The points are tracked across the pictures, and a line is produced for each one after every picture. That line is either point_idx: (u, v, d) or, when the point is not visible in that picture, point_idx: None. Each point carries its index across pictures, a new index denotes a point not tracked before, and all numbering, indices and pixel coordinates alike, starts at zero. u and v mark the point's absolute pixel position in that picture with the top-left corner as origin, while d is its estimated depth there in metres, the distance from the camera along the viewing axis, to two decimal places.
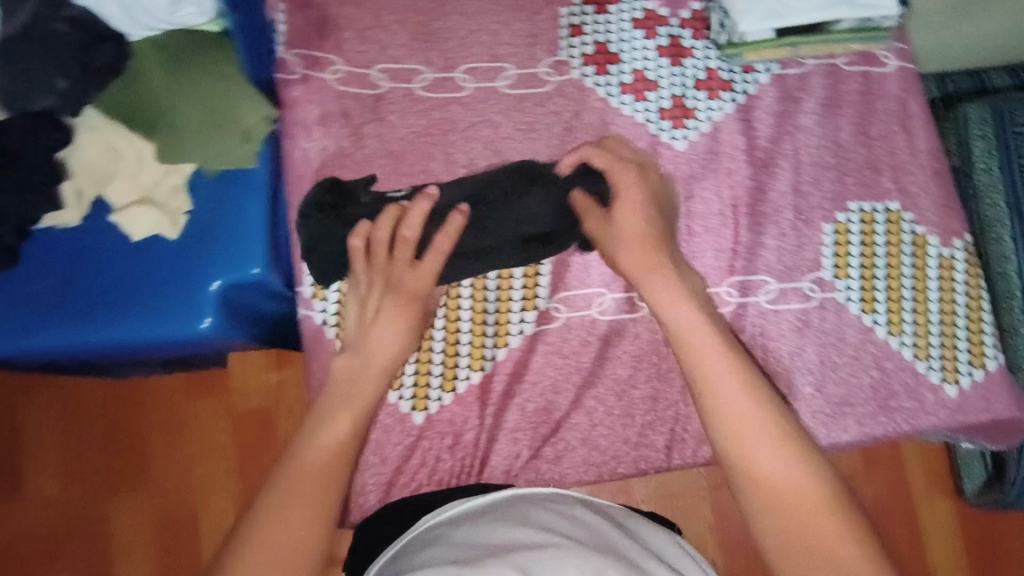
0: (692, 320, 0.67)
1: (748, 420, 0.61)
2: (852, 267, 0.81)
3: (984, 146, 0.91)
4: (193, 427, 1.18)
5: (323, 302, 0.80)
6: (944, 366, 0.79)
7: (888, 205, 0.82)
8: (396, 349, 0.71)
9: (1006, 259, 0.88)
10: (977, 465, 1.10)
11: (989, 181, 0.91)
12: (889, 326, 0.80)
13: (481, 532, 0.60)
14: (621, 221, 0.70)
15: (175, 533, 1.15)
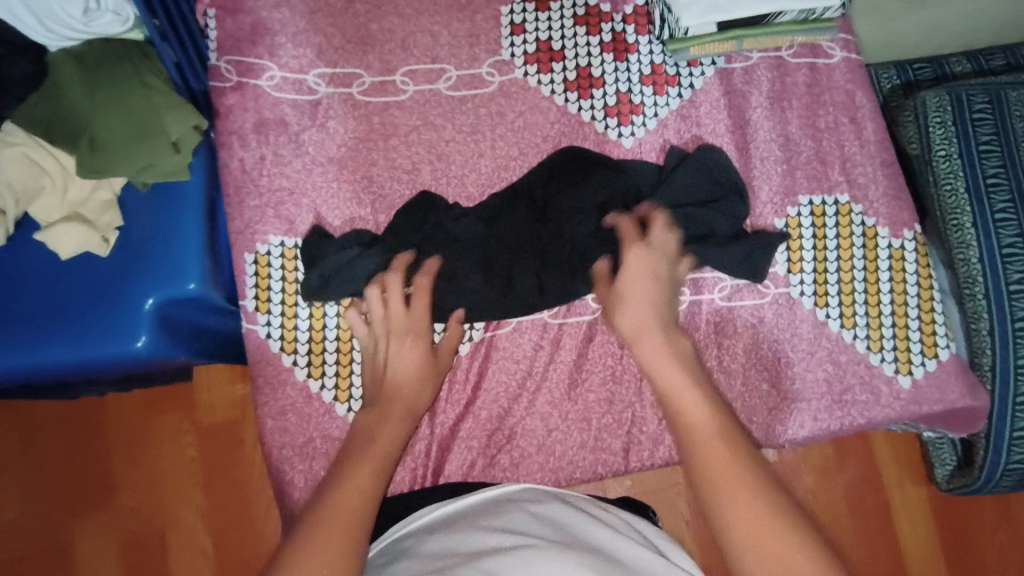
0: (676, 374, 0.63)
1: (732, 469, 0.55)
2: (805, 261, 0.81)
3: (943, 132, 0.91)
4: (153, 445, 1.14)
5: (266, 315, 0.78)
6: (897, 358, 0.79)
7: (837, 198, 0.82)
8: (411, 388, 0.70)
9: (967, 245, 0.87)
10: (944, 450, 1.10)
11: (949, 166, 0.90)
12: (842, 319, 0.79)
13: (449, 538, 0.57)
14: (626, 285, 0.70)
15: (142, 554, 1.11)
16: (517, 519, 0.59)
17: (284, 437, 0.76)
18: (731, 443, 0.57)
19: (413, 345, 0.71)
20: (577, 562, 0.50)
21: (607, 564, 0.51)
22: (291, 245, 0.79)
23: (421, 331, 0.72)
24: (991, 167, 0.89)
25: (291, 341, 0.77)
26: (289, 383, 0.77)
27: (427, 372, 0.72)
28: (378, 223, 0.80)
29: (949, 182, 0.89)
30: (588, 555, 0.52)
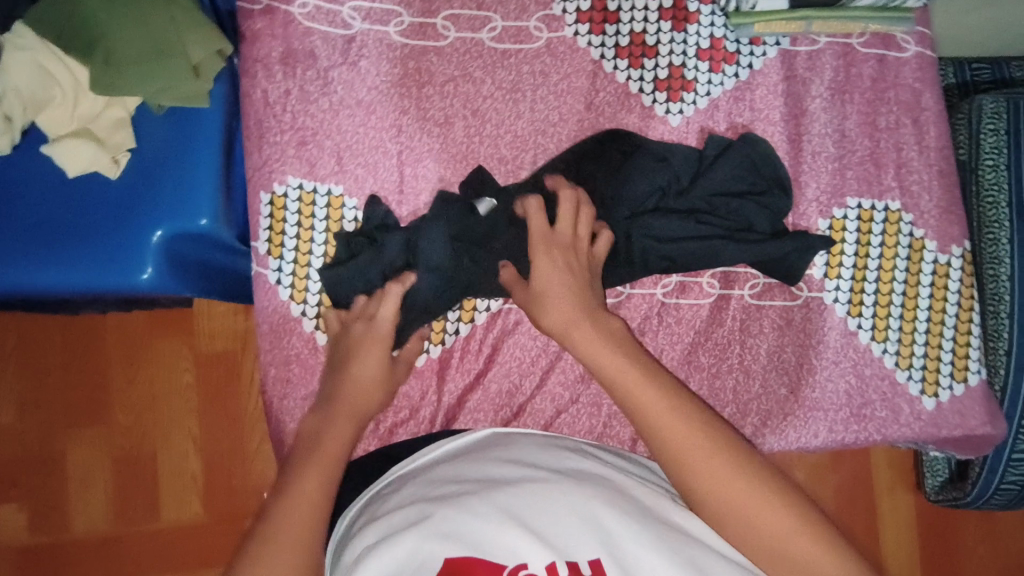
0: (614, 363, 0.60)
1: (682, 431, 0.54)
2: (844, 267, 0.77)
3: (993, 141, 0.88)
4: (151, 368, 1.13)
5: (278, 260, 0.74)
6: (925, 378, 0.76)
7: (888, 204, 0.77)
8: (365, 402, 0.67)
9: (998, 261, 0.87)
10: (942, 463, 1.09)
11: (995, 178, 0.88)
12: (873, 331, 0.76)
13: (456, 467, 0.56)
14: (539, 283, 0.65)
15: (133, 472, 1.12)
16: (526, 448, 0.58)
17: (286, 387, 0.74)
18: (699, 431, 0.54)
19: (369, 349, 0.68)
20: (600, 497, 0.49)
21: (631, 501, 0.50)
22: (310, 190, 0.75)
23: (381, 338, 0.68)
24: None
25: (302, 289, 0.75)
26: (296, 333, 0.74)
27: (379, 377, 0.68)
28: (402, 176, 0.76)
29: (992, 195, 0.87)
30: (611, 491, 0.51)
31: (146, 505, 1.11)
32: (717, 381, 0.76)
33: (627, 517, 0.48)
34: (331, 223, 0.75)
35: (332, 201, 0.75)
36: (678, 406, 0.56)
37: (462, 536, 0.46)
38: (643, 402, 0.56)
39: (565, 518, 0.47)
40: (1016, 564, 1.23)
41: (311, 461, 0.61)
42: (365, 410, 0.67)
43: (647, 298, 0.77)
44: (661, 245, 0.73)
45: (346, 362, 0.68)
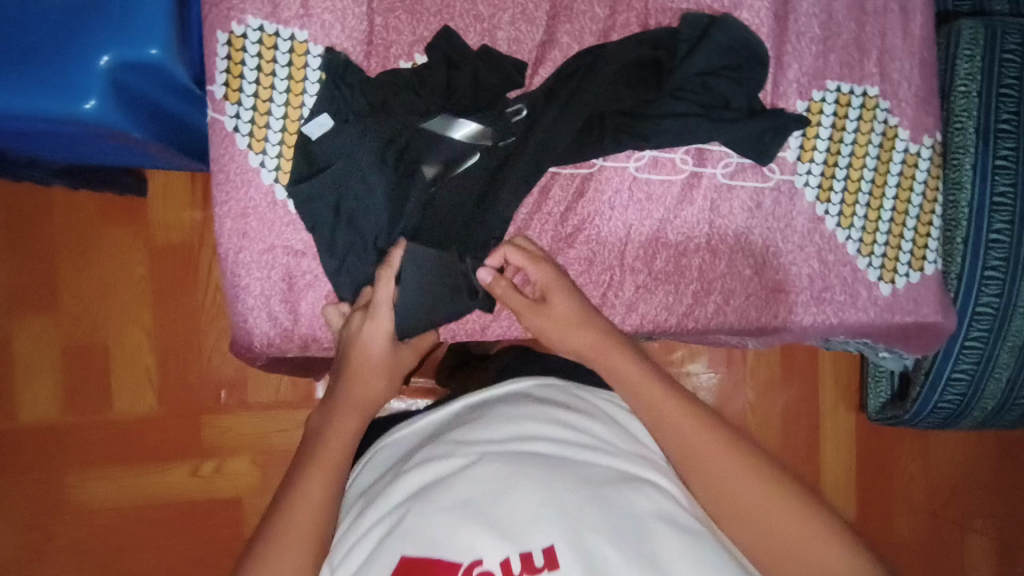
0: (641, 385, 0.61)
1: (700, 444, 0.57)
2: (818, 150, 0.76)
3: (968, 67, 0.90)
4: (103, 255, 1.08)
5: (236, 106, 0.70)
6: (883, 265, 0.77)
7: (867, 89, 0.76)
8: (369, 388, 0.65)
9: (959, 186, 0.90)
10: (885, 384, 1.13)
11: (966, 103, 0.90)
12: (839, 217, 0.77)
13: (425, 450, 0.56)
14: (556, 304, 0.66)
15: (84, 363, 1.08)
16: (502, 416, 0.57)
17: (242, 241, 0.71)
18: (709, 437, 0.57)
19: (371, 336, 0.65)
20: (564, 482, 0.49)
21: (596, 481, 0.50)
22: (272, 33, 0.70)
23: (381, 325, 0.65)
24: (1006, 111, 0.89)
25: (261, 139, 0.71)
26: (254, 185, 0.71)
27: (383, 365, 0.66)
28: (372, 26, 0.72)
29: (961, 120, 0.90)
30: (581, 474, 0.50)
31: (98, 395, 1.08)
32: (683, 259, 0.76)
33: (591, 501, 0.48)
34: (294, 72, 0.71)
35: (296, 47, 0.70)
36: (680, 409, 0.59)
37: (421, 533, 0.47)
38: (662, 413, 0.59)
39: (525, 508, 0.47)
40: (942, 481, 1.31)
41: (315, 463, 0.59)
42: (372, 401, 0.65)
43: (619, 172, 0.75)
44: (634, 122, 0.74)
45: (347, 351, 0.66)
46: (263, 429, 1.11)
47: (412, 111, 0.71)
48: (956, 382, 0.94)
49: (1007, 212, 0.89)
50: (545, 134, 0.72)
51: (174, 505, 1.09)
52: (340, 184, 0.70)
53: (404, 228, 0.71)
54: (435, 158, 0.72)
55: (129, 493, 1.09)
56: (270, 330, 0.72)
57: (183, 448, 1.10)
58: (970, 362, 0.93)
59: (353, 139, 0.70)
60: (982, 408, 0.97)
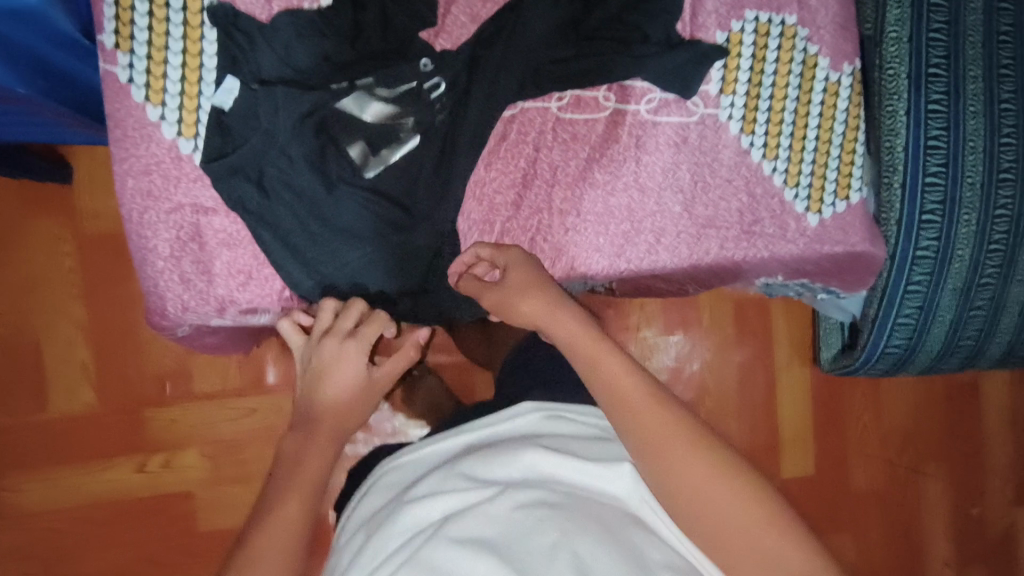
0: (623, 387, 0.55)
1: (672, 446, 0.51)
2: (739, 83, 0.76)
3: (898, 14, 0.83)
4: (21, 242, 1.01)
5: (128, 56, 0.65)
6: (810, 195, 0.77)
7: (785, 18, 0.76)
8: (343, 412, 0.65)
9: (894, 133, 0.84)
10: (835, 337, 1.14)
11: (897, 52, 0.84)
12: (765, 149, 0.76)
13: (437, 483, 0.56)
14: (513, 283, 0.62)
15: (13, 361, 1.01)
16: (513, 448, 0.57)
17: (147, 201, 0.67)
18: (679, 439, 0.52)
19: (352, 361, 0.65)
20: (575, 520, 0.48)
21: (609, 524, 0.49)
22: None
23: (364, 350, 0.66)
24: (935, 56, 0.83)
25: (159, 90, 0.66)
26: (155, 140, 0.67)
27: (357, 394, 0.66)
28: None
29: (893, 66, 0.83)
30: (593, 514, 0.49)
31: (31, 392, 1.02)
32: (612, 199, 0.74)
33: (603, 541, 0.46)
34: (189, 18, 0.66)
35: None
36: (642, 395, 0.54)
37: (431, 562, 0.46)
38: (649, 428, 0.52)
39: (533, 542, 0.46)
40: (895, 429, 1.33)
41: (289, 496, 0.58)
42: (341, 430, 0.65)
43: (541, 112, 0.73)
44: (551, 66, 0.72)
45: (322, 376, 0.65)
46: (212, 419, 1.05)
47: (324, 81, 0.67)
48: (902, 326, 0.90)
49: (941, 156, 0.83)
50: (483, 85, 0.71)
51: (123, 504, 1.04)
52: (260, 158, 0.67)
53: (329, 190, 0.69)
54: (357, 136, 0.69)
55: (72, 491, 1.03)
56: (184, 294, 0.68)
57: (127, 444, 1.04)
58: (915, 305, 0.88)
59: (266, 110, 0.65)
60: (927, 352, 0.92)
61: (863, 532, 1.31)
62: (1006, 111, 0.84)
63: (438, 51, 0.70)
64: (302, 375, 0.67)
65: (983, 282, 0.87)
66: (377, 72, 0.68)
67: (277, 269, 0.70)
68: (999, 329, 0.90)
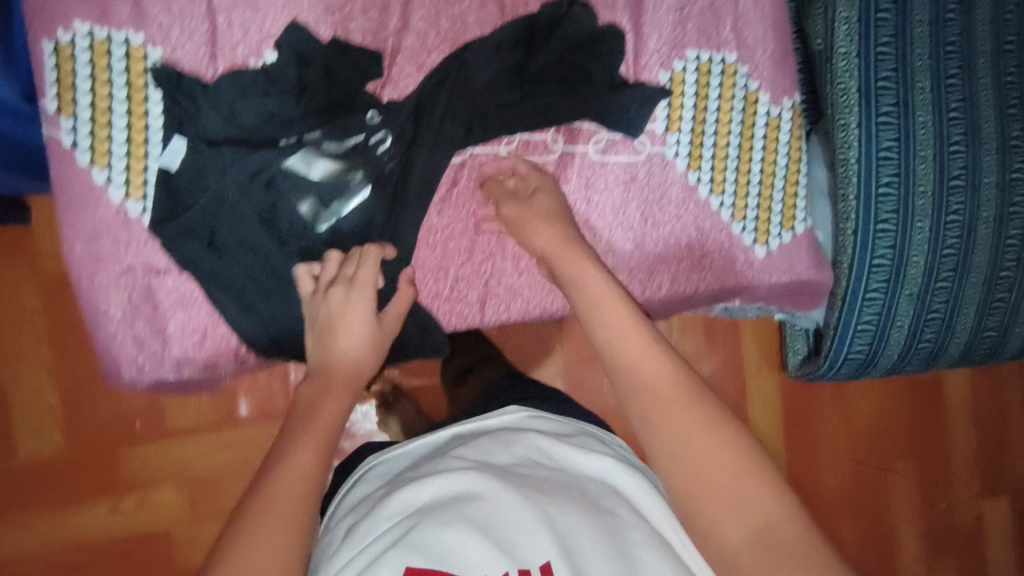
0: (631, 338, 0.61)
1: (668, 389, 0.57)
2: (684, 121, 0.77)
3: (847, 29, 0.78)
4: None
5: (71, 120, 0.65)
6: (757, 227, 0.80)
7: (725, 56, 0.78)
8: (354, 360, 0.65)
9: (848, 146, 0.79)
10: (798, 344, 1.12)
11: (847, 65, 0.79)
12: (712, 184, 0.78)
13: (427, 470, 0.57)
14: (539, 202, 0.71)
15: None
16: (499, 444, 0.59)
17: (97, 264, 0.67)
18: (678, 392, 0.57)
19: (356, 308, 0.66)
20: (562, 506, 0.51)
21: (592, 508, 0.52)
22: (103, 38, 0.65)
23: (366, 296, 0.66)
24: (884, 69, 0.78)
25: (104, 153, 0.66)
26: (102, 203, 0.66)
27: (367, 342, 0.66)
28: (214, 25, 0.68)
29: (841, 80, 0.78)
30: (575, 500, 0.52)
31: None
32: None
33: (586, 526, 0.49)
34: (133, 79, 0.66)
35: (132, 52, 0.66)
36: (647, 349, 0.60)
37: (425, 545, 0.46)
38: (649, 377, 0.58)
39: (523, 528, 0.48)
40: (863, 429, 1.36)
41: (305, 438, 0.57)
42: (354, 382, 0.64)
43: (490, 157, 0.74)
44: (497, 113, 0.73)
45: (331, 325, 0.65)
46: (188, 454, 1.00)
47: (270, 142, 0.67)
48: (862, 331, 0.83)
49: (893, 167, 0.78)
50: (429, 136, 0.72)
51: (98, 550, 0.98)
52: (211, 218, 0.67)
53: (283, 246, 0.69)
54: (307, 193, 0.69)
55: (43, 539, 0.96)
56: (138, 356, 0.68)
57: (101, 486, 0.98)
58: (873, 313, 0.82)
59: (215, 173, 0.66)
60: (890, 355, 0.85)
61: (837, 529, 1.33)
62: (958, 119, 0.79)
63: (384, 103, 0.71)
64: (311, 330, 0.67)
65: (938, 286, 0.81)
66: (325, 126, 0.69)
67: (232, 327, 0.70)
68: (957, 328, 0.83)
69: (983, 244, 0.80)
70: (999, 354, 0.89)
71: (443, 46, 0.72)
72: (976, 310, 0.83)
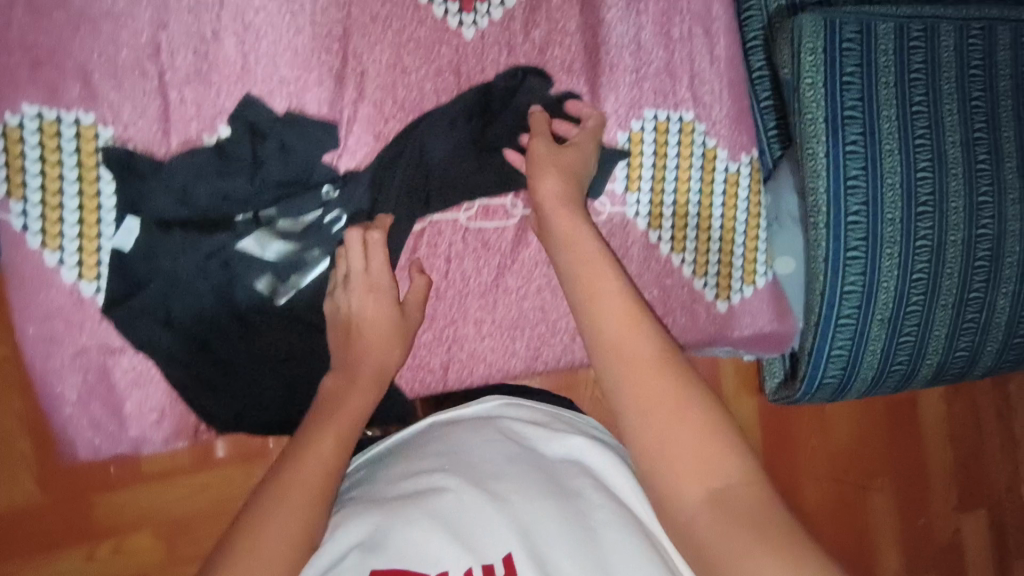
0: (608, 299, 0.57)
1: (639, 357, 0.53)
2: (643, 180, 0.78)
3: (812, 61, 0.76)
4: None
5: (22, 203, 0.64)
6: (719, 283, 0.82)
7: (682, 115, 0.79)
8: (380, 349, 0.66)
9: (816, 175, 0.77)
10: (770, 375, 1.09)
11: (814, 96, 0.76)
12: (672, 242, 0.79)
13: (401, 468, 0.55)
14: (556, 155, 0.68)
15: None
16: (468, 433, 0.57)
17: (50, 346, 0.66)
18: (654, 364, 0.53)
19: (377, 299, 0.67)
20: (530, 494, 0.49)
21: (566, 490, 0.50)
22: (53, 119, 0.64)
23: (384, 287, 0.68)
24: (850, 98, 0.77)
25: (55, 234, 0.65)
26: (54, 285, 0.66)
27: (393, 331, 0.67)
28: (167, 101, 0.67)
29: (809, 110, 0.76)
30: (544, 484, 0.50)
31: None
32: (525, 303, 0.76)
33: (555, 510, 0.47)
34: (83, 159, 0.65)
35: (83, 132, 0.65)
36: (627, 316, 0.56)
37: (386, 545, 0.45)
38: (625, 345, 0.54)
39: (488, 519, 0.46)
40: (842, 450, 1.25)
41: (330, 421, 0.59)
42: (381, 371, 0.66)
43: (450, 224, 0.74)
44: (455, 182, 0.73)
45: (354, 318, 0.67)
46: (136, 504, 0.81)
47: (226, 225, 0.67)
48: (835, 357, 0.81)
49: (862, 194, 0.76)
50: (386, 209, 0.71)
51: None
52: (167, 297, 0.67)
53: (241, 325, 0.69)
54: (265, 270, 0.69)
55: None
56: (94, 437, 0.68)
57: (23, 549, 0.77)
58: (846, 337, 0.80)
59: (168, 251, 0.66)
60: (863, 380, 0.84)
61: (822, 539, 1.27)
62: (925, 146, 0.78)
63: (342, 174, 0.71)
64: (332, 326, 0.68)
65: (910, 311, 0.80)
66: (280, 203, 0.68)
67: (189, 405, 0.69)
68: (927, 352, 0.82)
69: (952, 268, 0.79)
70: (970, 373, 0.87)
71: (400, 115, 0.72)
72: (947, 333, 0.82)
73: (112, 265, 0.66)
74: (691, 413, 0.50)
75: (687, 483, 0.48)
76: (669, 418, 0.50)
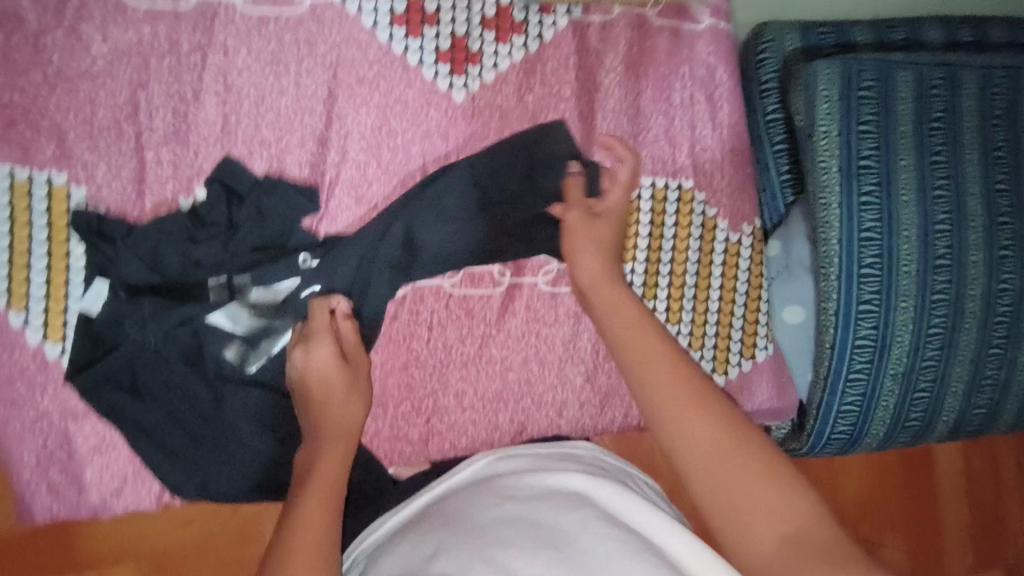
0: (637, 339, 0.57)
1: (674, 391, 0.52)
2: (638, 249, 0.75)
3: (827, 107, 0.73)
4: None
5: None
6: (715, 356, 0.78)
7: (681, 183, 0.76)
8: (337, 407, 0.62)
9: (828, 225, 0.73)
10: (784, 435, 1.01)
11: (827, 144, 0.73)
12: (667, 314, 0.76)
13: (404, 550, 0.51)
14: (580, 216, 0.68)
15: None
16: (464, 505, 0.54)
17: (11, 409, 0.64)
18: (689, 392, 0.52)
19: (320, 361, 0.63)
20: (532, 561, 0.45)
21: (570, 549, 0.47)
22: (25, 177, 0.63)
23: (322, 346, 0.63)
24: (866, 148, 0.73)
25: (21, 295, 0.63)
26: (19, 346, 0.63)
27: (345, 389, 0.63)
28: (143, 162, 0.65)
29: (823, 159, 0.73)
30: (546, 546, 0.47)
31: None
32: (509, 374, 0.73)
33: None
34: (54, 219, 0.63)
35: (55, 191, 0.63)
36: (659, 348, 0.55)
37: None
38: (657, 379, 0.53)
39: None
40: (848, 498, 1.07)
41: (311, 490, 0.56)
42: (350, 429, 0.62)
43: (433, 290, 0.71)
44: (442, 247, 0.70)
45: (306, 390, 0.63)
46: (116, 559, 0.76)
47: (196, 296, 0.65)
48: (845, 414, 0.76)
49: (876, 246, 0.72)
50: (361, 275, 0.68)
51: None
52: (134, 361, 0.64)
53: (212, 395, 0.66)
54: (236, 338, 0.66)
55: None
56: (53, 504, 0.65)
57: None
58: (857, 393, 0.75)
59: (132, 313, 0.63)
60: (874, 436, 0.79)
61: None
62: (940, 163, 0.74)
63: (321, 239, 0.68)
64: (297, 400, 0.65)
65: (925, 364, 0.75)
66: (254, 270, 0.66)
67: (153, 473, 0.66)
68: (944, 408, 0.77)
69: (971, 321, 0.75)
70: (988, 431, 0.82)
71: (386, 178, 0.70)
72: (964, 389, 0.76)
73: (77, 328, 0.64)
74: (738, 445, 0.49)
75: (756, 527, 0.46)
76: (714, 450, 0.49)
